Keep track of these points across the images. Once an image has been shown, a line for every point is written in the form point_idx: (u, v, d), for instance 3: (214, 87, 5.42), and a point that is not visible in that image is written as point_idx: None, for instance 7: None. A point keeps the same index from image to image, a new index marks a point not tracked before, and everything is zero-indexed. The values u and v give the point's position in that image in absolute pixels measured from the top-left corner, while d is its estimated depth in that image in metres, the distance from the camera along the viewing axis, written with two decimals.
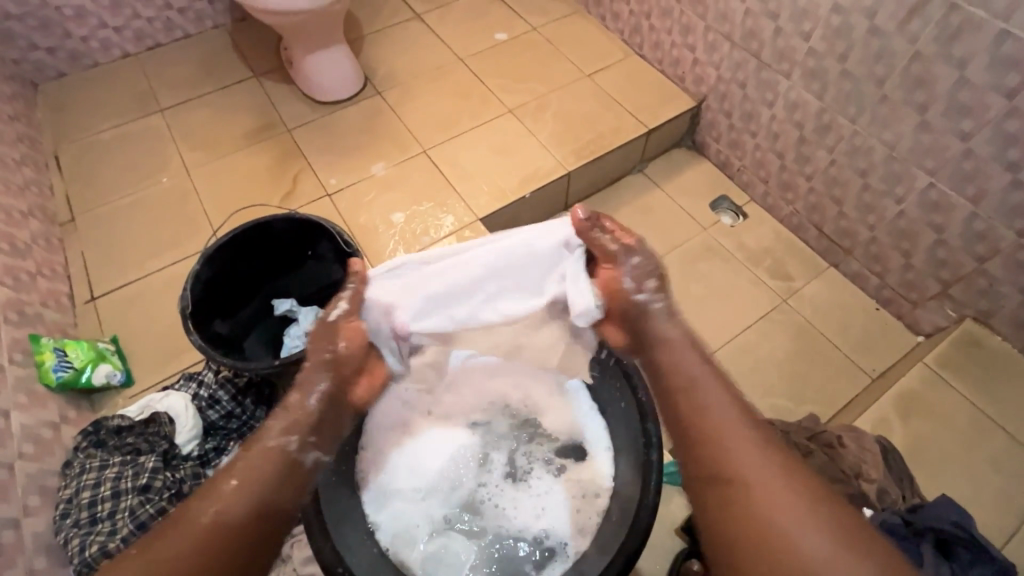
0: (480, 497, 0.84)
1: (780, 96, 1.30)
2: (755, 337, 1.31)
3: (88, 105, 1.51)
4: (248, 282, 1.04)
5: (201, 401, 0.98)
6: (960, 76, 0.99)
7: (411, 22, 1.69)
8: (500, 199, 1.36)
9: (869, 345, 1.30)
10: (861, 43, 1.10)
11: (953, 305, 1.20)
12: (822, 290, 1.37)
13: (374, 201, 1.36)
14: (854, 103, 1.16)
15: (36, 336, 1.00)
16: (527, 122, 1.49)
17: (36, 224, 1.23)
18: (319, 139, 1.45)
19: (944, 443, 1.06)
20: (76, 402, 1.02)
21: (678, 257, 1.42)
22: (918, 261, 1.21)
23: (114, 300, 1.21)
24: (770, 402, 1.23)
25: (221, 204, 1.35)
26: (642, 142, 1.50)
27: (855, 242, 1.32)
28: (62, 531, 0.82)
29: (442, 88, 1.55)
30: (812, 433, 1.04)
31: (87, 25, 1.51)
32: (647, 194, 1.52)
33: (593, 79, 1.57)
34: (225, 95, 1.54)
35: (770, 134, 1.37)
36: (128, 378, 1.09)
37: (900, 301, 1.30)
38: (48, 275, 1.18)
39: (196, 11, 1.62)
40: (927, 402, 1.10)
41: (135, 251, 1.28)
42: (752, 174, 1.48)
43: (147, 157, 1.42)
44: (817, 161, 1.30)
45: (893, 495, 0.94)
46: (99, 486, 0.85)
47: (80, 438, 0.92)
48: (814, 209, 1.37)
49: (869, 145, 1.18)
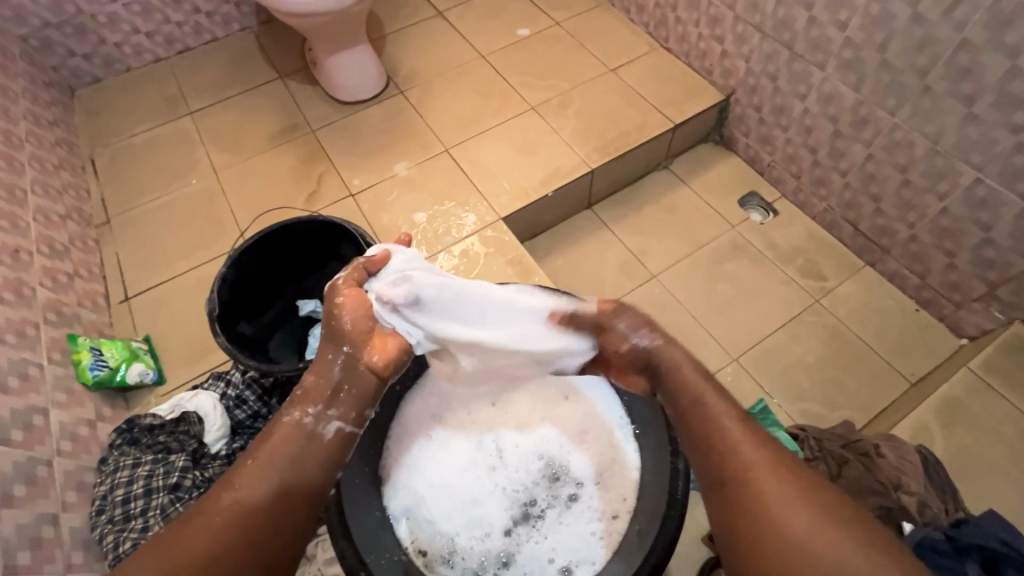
0: (488, 527, 0.82)
1: (814, 88, 1.25)
2: (785, 339, 1.27)
3: (121, 110, 1.55)
4: (271, 282, 1.06)
5: (229, 400, 1.01)
6: (1012, 65, 0.93)
7: (434, 20, 1.68)
8: (522, 198, 1.35)
9: (908, 348, 1.24)
10: (902, 33, 1.04)
11: (1000, 307, 1.14)
12: (857, 291, 1.32)
13: (397, 201, 1.36)
14: (893, 95, 1.11)
15: (74, 336, 1.04)
16: (550, 118, 1.47)
17: (74, 226, 1.28)
18: (343, 140, 1.46)
19: (988, 452, 1.02)
20: (111, 400, 1.05)
21: (706, 255, 1.39)
22: (961, 261, 1.15)
23: (146, 300, 1.24)
24: (802, 407, 1.19)
25: (247, 206, 1.37)
26: (668, 138, 1.46)
27: (893, 240, 1.26)
28: (98, 527, 0.84)
29: (464, 85, 1.54)
30: (849, 442, 1.02)
31: (120, 31, 1.55)
32: (673, 191, 1.49)
33: (617, 73, 1.53)
34: (250, 98, 1.56)
35: (803, 128, 1.32)
36: (160, 377, 1.12)
37: (943, 302, 1.23)
38: (85, 276, 1.21)
39: (223, 14, 1.65)
40: (971, 411, 1.05)
41: (166, 252, 1.31)
42: (783, 170, 1.42)
43: (176, 160, 1.45)
44: (853, 156, 1.24)
45: (936, 508, 0.91)
46: (132, 484, 0.88)
47: (116, 435, 0.95)
48: (850, 206, 1.31)
49: (909, 139, 1.12)
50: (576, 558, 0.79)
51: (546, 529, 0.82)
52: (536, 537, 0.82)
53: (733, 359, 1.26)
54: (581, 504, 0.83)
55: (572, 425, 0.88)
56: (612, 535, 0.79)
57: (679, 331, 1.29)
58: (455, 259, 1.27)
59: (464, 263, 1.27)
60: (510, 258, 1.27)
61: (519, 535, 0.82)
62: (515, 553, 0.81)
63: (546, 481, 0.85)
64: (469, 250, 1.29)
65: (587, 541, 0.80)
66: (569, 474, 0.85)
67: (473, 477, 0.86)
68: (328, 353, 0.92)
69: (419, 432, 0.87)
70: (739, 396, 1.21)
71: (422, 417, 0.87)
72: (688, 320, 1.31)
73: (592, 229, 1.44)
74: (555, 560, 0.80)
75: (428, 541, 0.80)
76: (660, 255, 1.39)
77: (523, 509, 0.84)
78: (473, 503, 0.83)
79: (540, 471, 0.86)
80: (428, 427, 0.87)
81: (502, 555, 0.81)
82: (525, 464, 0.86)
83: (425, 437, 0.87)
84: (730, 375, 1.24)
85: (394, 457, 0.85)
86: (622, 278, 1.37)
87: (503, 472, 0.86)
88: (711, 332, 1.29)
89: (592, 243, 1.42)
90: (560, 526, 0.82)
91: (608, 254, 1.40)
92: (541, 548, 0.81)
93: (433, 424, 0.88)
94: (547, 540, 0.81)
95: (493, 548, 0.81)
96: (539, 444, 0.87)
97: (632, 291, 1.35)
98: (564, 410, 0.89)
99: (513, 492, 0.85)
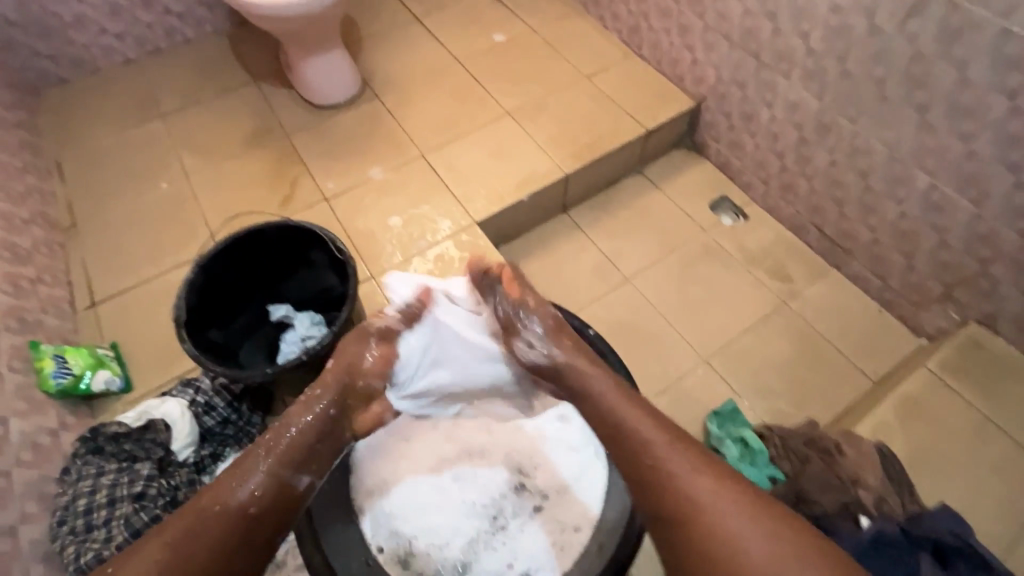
0: (449, 536, 0.85)
1: (780, 96, 1.28)
2: (754, 341, 1.30)
3: (89, 112, 1.52)
4: (240, 287, 1.06)
5: (198, 407, 1.00)
6: (961, 76, 0.97)
7: (409, 25, 1.69)
8: (498, 203, 1.36)
9: (871, 348, 1.28)
10: (860, 44, 1.08)
11: (957, 308, 1.18)
12: (823, 293, 1.35)
13: (372, 206, 1.35)
14: (853, 103, 1.15)
15: (36, 343, 1.01)
16: (525, 124, 1.48)
17: (38, 231, 1.25)
18: (317, 143, 1.45)
19: (945, 448, 1.05)
20: (76, 408, 1.03)
21: (678, 258, 1.41)
22: (920, 264, 1.19)
23: (114, 305, 1.22)
24: (771, 406, 1.22)
25: (220, 210, 1.35)
26: (641, 144, 1.48)
27: (856, 244, 1.30)
28: (59, 539, 0.83)
29: (439, 90, 1.55)
30: (810, 439, 1.06)
31: (88, 32, 1.52)
32: (647, 195, 1.51)
33: (590, 79, 1.56)
34: (223, 100, 1.54)
35: (770, 134, 1.35)
36: (127, 384, 1.09)
37: (903, 303, 1.28)
38: (50, 282, 1.19)
39: (196, 16, 1.63)
40: (928, 408, 1.09)
41: (135, 257, 1.29)
42: (752, 175, 1.46)
43: (147, 163, 1.43)
44: (817, 162, 1.28)
45: (892, 503, 0.95)
46: (95, 493, 0.87)
47: (79, 444, 0.93)
48: (816, 210, 1.35)
49: (869, 146, 1.16)
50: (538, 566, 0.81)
51: (511, 539, 0.85)
52: (499, 544, 0.84)
53: (704, 360, 1.28)
54: (541, 513, 0.86)
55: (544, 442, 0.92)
56: (573, 545, 0.82)
57: (652, 332, 1.32)
58: (430, 263, 1.28)
59: (439, 267, 1.27)
60: (485, 262, 1.28)
61: (479, 542, 0.85)
62: (477, 559, 0.83)
63: (508, 491, 0.89)
64: (444, 255, 1.29)
65: (548, 551, 0.83)
66: (531, 483, 0.89)
67: (438, 488, 0.89)
68: (298, 358, 0.92)
69: (394, 439, 0.92)
70: (710, 396, 1.24)
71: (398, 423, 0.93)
72: (661, 322, 1.33)
73: (567, 233, 1.46)
74: (514, 566, 0.83)
75: (389, 546, 0.83)
76: (634, 259, 1.41)
77: (492, 520, 0.86)
78: (437, 514, 0.87)
79: (507, 486, 0.89)
80: (405, 436, 0.92)
81: (466, 560, 0.83)
82: (490, 475, 0.90)
83: (398, 446, 0.91)
84: (701, 376, 1.26)
85: (371, 456, 0.90)
86: (596, 280, 1.39)
87: (470, 483, 0.89)
88: (683, 334, 1.31)
89: (567, 247, 1.44)
90: (520, 534, 0.85)
91: (584, 257, 1.42)
92: (501, 555, 0.83)
93: (410, 433, 0.93)
94: (506, 548, 0.84)
95: (452, 555, 0.84)
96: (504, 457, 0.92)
97: (606, 294, 1.37)
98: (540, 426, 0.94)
99: (479, 502, 0.88)
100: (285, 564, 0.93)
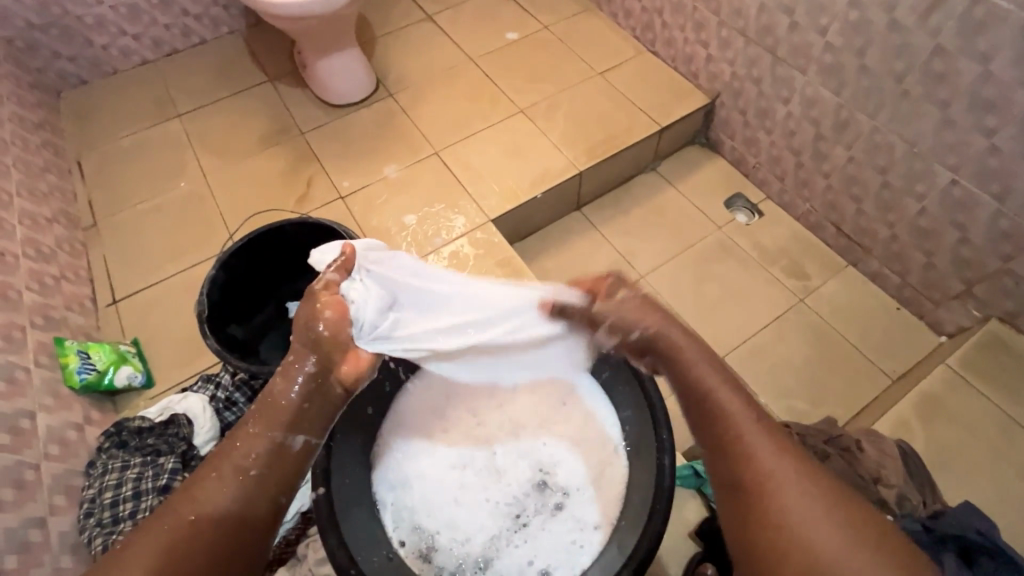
0: (470, 532, 0.85)
1: (796, 92, 1.27)
2: (770, 339, 1.29)
3: (109, 112, 1.54)
4: (260, 283, 1.07)
5: (219, 402, 1.02)
6: (984, 70, 0.96)
7: (423, 24, 1.69)
8: (513, 200, 1.36)
9: (889, 345, 1.27)
10: (879, 38, 1.07)
11: (977, 305, 1.17)
12: (840, 290, 1.34)
13: (387, 204, 1.36)
14: (872, 99, 1.14)
15: (61, 339, 1.03)
16: (539, 122, 1.48)
17: (61, 229, 1.27)
18: (333, 142, 1.46)
19: (966, 446, 1.04)
20: (99, 403, 1.04)
21: (693, 256, 1.41)
22: (940, 261, 1.18)
23: (134, 302, 1.23)
24: (787, 404, 1.22)
25: (237, 209, 1.37)
26: (655, 140, 1.48)
27: (874, 241, 1.29)
28: (86, 530, 0.84)
29: (453, 89, 1.55)
30: (832, 437, 1.04)
31: (107, 33, 1.54)
32: (661, 192, 1.51)
33: (604, 77, 1.55)
34: (240, 99, 1.56)
35: (786, 131, 1.34)
36: (148, 380, 1.11)
37: (922, 300, 1.26)
38: (72, 279, 1.21)
39: (212, 17, 1.65)
40: (949, 406, 1.08)
41: (154, 254, 1.30)
42: (768, 172, 1.45)
43: (166, 162, 1.45)
44: (834, 158, 1.27)
45: (914, 501, 0.93)
46: (121, 486, 0.88)
47: (104, 439, 0.95)
48: (833, 207, 1.34)
49: (888, 142, 1.15)
50: (557, 564, 0.81)
51: (531, 536, 0.84)
52: (520, 541, 0.84)
53: (720, 357, 1.28)
54: (562, 510, 0.86)
55: (567, 440, 0.91)
56: (596, 543, 0.81)
57: None
58: (445, 261, 1.28)
59: (454, 265, 1.28)
60: (499, 259, 1.29)
61: (501, 539, 0.84)
62: (498, 556, 0.83)
63: (529, 487, 0.88)
64: (459, 252, 1.30)
65: (569, 549, 0.82)
66: (553, 480, 0.89)
67: (460, 483, 0.89)
68: None
69: (419, 435, 0.93)
70: None
71: (423, 420, 0.93)
72: (676, 319, 1.33)
73: (581, 231, 1.46)
74: (535, 563, 0.82)
75: (413, 540, 0.84)
76: (648, 256, 1.41)
77: (511, 517, 0.86)
78: (460, 510, 0.87)
79: (529, 482, 0.89)
80: (430, 431, 0.93)
81: (486, 557, 0.83)
82: (512, 472, 0.90)
83: (422, 442, 0.92)
84: None
85: (396, 451, 0.91)
86: None
87: (492, 479, 0.89)
88: (698, 331, 1.31)
89: (581, 244, 1.44)
90: (541, 531, 0.85)
91: (598, 254, 1.42)
92: (523, 552, 0.83)
93: (434, 429, 0.93)
94: (527, 545, 0.84)
95: (473, 551, 0.84)
96: (526, 453, 0.91)
97: None
98: (559, 423, 0.92)
99: (501, 499, 0.88)
100: (303, 560, 0.95)
